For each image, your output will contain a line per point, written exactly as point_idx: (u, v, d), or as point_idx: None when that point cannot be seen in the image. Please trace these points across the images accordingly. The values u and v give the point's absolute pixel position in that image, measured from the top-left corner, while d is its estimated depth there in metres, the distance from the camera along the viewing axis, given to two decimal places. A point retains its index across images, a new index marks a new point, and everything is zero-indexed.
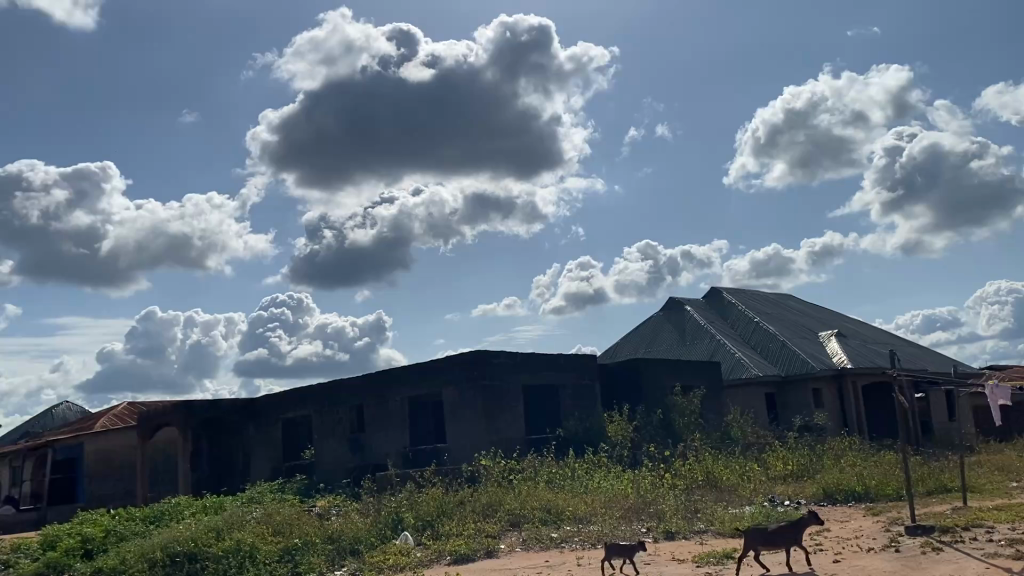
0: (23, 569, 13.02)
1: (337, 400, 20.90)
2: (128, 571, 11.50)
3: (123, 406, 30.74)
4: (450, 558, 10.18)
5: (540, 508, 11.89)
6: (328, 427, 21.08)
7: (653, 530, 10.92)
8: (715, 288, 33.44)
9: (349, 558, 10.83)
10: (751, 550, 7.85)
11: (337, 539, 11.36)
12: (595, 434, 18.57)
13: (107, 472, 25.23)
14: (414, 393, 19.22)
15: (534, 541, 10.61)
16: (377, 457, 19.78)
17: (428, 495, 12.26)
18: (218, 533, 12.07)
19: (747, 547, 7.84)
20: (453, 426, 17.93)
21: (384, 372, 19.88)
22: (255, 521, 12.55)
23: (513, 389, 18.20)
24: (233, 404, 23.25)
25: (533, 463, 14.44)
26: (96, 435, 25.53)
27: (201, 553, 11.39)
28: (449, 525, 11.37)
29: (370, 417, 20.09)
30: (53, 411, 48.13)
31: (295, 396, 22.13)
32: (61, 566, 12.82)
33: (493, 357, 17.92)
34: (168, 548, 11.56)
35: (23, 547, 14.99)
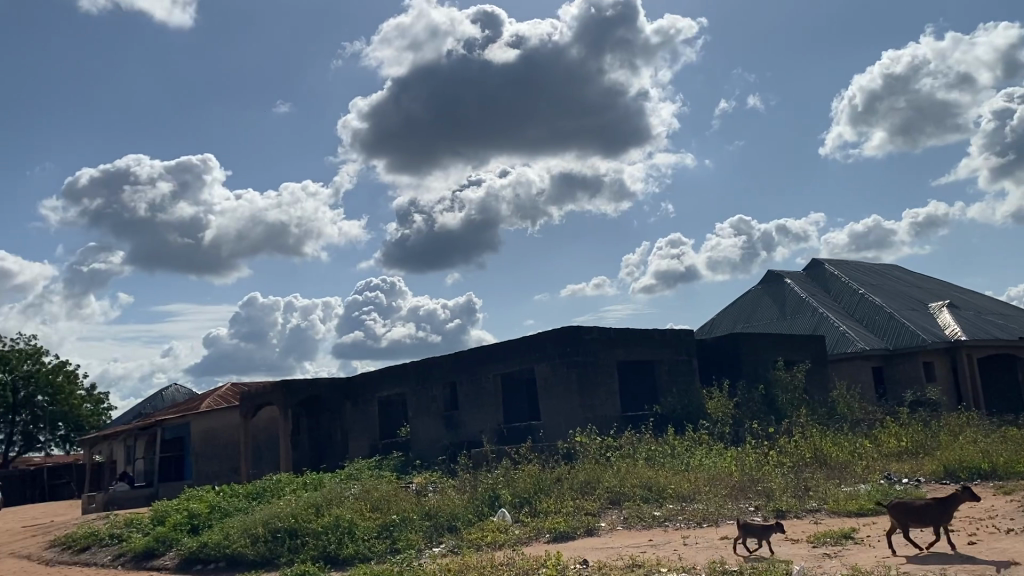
0: (135, 544, 13.44)
1: (431, 378, 20.90)
2: (231, 545, 11.69)
3: (227, 386, 31.68)
4: (550, 535, 9.90)
5: (641, 486, 11.49)
6: (422, 405, 21.11)
7: (761, 509, 10.37)
8: (815, 260, 32.08)
9: (446, 534, 10.68)
10: (897, 525, 7.34)
11: (434, 516, 11.23)
12: (694, 410, 17.97)
13: (213, 450, 26.02)
14: (507, 370, 19.00)
15: (636, 519, 10.22)
16: (472, 435, 19.69)
17: (525, 472, 12.02)
18: (318, 509, 12.13)
19: (893, 521, 7.33)
20: (547, 403, 17.63)
21: (477, 350, 19.74)
22: (353, 497, 12.58)
23: (608, 365, 17.76)
24: (330, 383, 23.56)
25: (631, 439, 14.02)
26: (202, 415, 26.34)
27: (301, 529, 11.46)
28: (547, 502, 11.09)
29: (463, 395, 20.00)
30: (163, 393, 50.39)
31: (389, 374, 22.24)
32: (169, 540, 13.14)
33: (586, 333, 17.52)
34: (270, 525, 11.71)
35: (135, 521, 15.52)
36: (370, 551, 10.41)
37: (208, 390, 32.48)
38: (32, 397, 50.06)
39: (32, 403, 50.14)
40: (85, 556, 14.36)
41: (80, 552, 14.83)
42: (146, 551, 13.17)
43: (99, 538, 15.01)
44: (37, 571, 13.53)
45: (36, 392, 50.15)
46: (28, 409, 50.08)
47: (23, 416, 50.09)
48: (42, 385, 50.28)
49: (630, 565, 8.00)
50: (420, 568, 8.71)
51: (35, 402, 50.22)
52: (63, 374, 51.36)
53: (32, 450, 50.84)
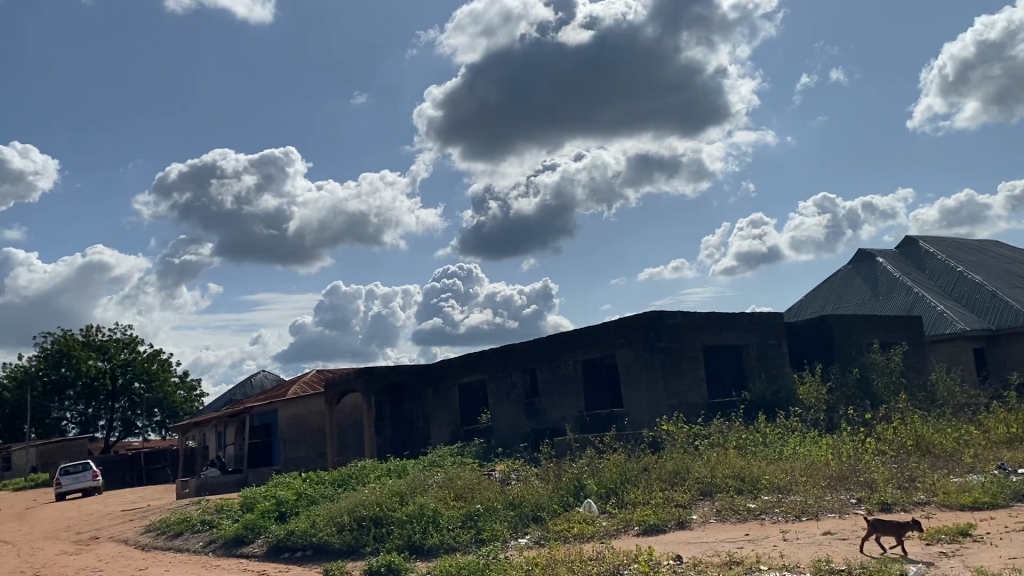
0: (226, 531, 13.66)
1: (510, 365, 20.72)
2: (317, 534, 11.72)
3: (312, 374, 32.22)
4: (639, 528, 9.55)
5: (733, 476, 11.03)
6: (502, 392, 20.95)
7: (864, 502, 9.79)
8: (908, 237, 30.65)
9: (531, 525, 10.43)
10: None
11: (519, 506, 11.00)
12: (784, 396, 17.30)
13: (298, 437, 26.46)
14: (588, 357, 18.65)
15: (730, 512, 9.78)
16: (553, 422, 19.44)
17: (611, 461, 11.69)
18: (402, 497, 12.05)
19: None
20: (631, 389, 17.20)
21: (556, 336, 19.46)
22: (437, 485, 12.47)
23: (692, 350, 17.24)
24: (411, 371, 23.61)
25: (720, 427, 13.52)
26: (288, 402, 26.83)
27: (385, 517, 11.39)
28: (635, 493, 10.74)
29: (544, 381, 19.74)
30: (252, 380, 51.84)
31: (469, 360, 22.13)
32: (257, 527, 13.29)
33: (670, 318, 17.03)
34: (356, 513, 11.70)
35: (226, 508, 15.80)
36: (455, 541, 10.26)
37: (294, 377, 33.12)
38: (129, 385, 52.03)
39: (130, 390, 52.12)
40: (179, 542, 14.67)
41: (175, 537, 15.18)
42: (236, 537, 13.35)
43: (192, 524, 15.34)
44: (133, 556, 13.86)
45: (133, 379, 52.08)
46: (126, 396, 52.08)
47: (121, 403, 52.11)
48: (139, 373, 52.31)
49: (727, 561, 7.58)
50: (507, 561, 8.47)
51: (133, 389, 52.19)
52: (157, 362, 53.25)
53: (131, 435, 52.89)
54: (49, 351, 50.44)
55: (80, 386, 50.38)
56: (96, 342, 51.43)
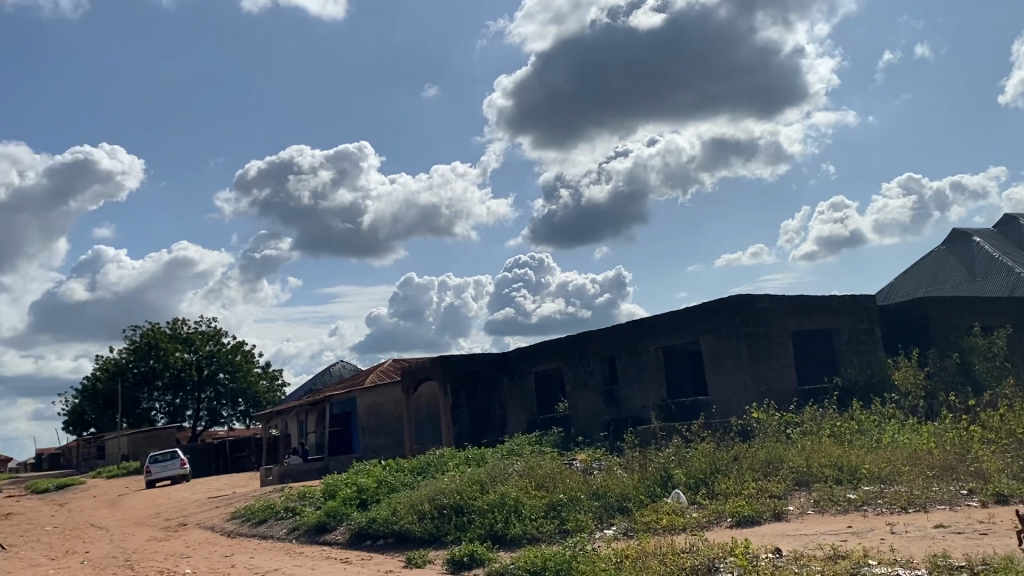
0: (308, 518, 13.71)
1: (588, 352, 20.35)
2: (398, 522, 11.61)
3: (389, 363, 32.45)
4: (732, 520, 9.11)
5: (831, 466, 10.47)
6: (580, 379, 20.60)
7: (977, 493, 9.13)
8: (1007, 214, 29.02)
9: (617, 516, 10.09)
10: None
11: (604, 495, 10.67)
12: (879, 382, 16.51)
13: (377, 425, 26.63)
14: (670, 343, 18.16)
15: (829, 502, 9.24)
16: (634, 410, 19.01)
17: (698, 450, 11.25)
18: (483, 486, 11.84)
19: None
20: (715, 376, 16.66)
21: (636, 322, 19.01)
22: (518, 473, 12.23)
23: (780, 335, 16.58)
24: (487, 359, 23.46)
25: (813, 415, 12.91)
26: (366, 391, 27.03)
27: (466, 506, 11.20)
28: (726, 483, 10.29)
29: (624, 368, 19.32)
30: (331, 370, 52.69)
31: (546, 348, 21.82)
32: (339, 515, 13.28)
33: (755, 302, 16.43)
34: (436, 502, 11.55)
35: (308, 496, 15.91)
36: (539, 532, 9.99)
37: (372, 366, 33.42)
38: (214, 375, 53.55)
39: (215, 380, 53.60)
40: (263, 529, 14.80)
41: (259, 524, 15.33)
42: (318, 525, 13.37)
43: (275, 511, 15.47)
44: (219, 542, 14.04)
45: (218, 370, 53.61)
46: (211, 386, 53.56)
47: (207, 393, 53.61)
48: (223, 364, 53.75)
49: (831, 555, 7.10)
50: (594, 552, 8.13)
51: (217, 379, 53.67)
52: (240, 353, 54.62)
53: (217, 424, 54.37)
54: (139, 343, 52.20)
55: (168, 377, 51.99)
56: (182, 334, 53.05)
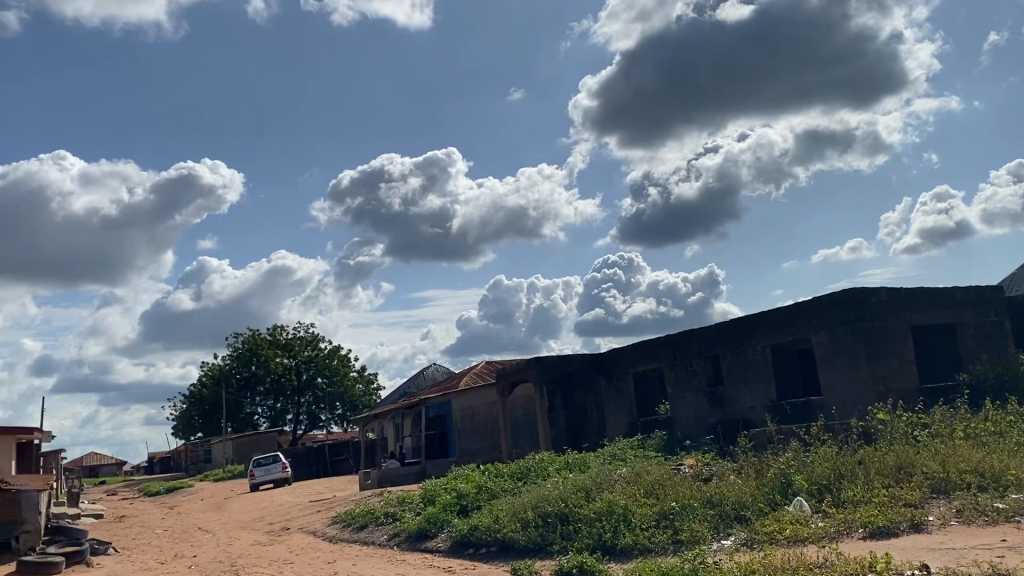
0: (408, 525, 13.49)
1: (690, 352, 19.61)
2: (501, 530, 11.23)
3: (482, 365, 32.31)
4: (865, 531, 8.35)
5: (972, 471, 9.55)
6: (682, 380, 19.87)
7: None
8: None
9: (735, 526, 9.44)
10: None
11: (718, 504, 10.03)
12: (1012, 379, 15.28)
13: (473, 428, 26.42)
14: (777, 340, 17.30)
15: (975, 513, 8.38)
16: (741, 411, 18.17)
17: (820, 454, 10.49)
18: (588, 493, 11.35)
19: None
20: (828, 376, 15.74)
21: (741, 320, 18.20)
22: (625, 479, 11.70)
23: (899, 331, 15.54)
24: (584, 360, 22.96)
25: (944, 415, 11.93)
26: (461, 393, 26.87)
27: (572, 514, 10.73)
28: (853, 490, 9.51)
29: (728, 368, 18.52)
30: (424, 373, 53.08)
31: (645, 348, 21.13)
32: (440, 521, 12.99)
33: (871, 295, 15.44)
34: (540, 510, 11.12)
35: (407, 501, 15.73)
36: (651, 542, 9.44)
37: (465, 369, 33.34)
38: (313, 380, 54.73)
39: (313, 384, 54.76)
40: (364, 535, 14.66)
41: (360, 529, 15.22)
42: (419, 532, 13.11)
43: (375, 516, 15.34)
44: (322, 547, 13.95)
45: (316, 375, 54.79)
46: (310, 390, 54.71)
47: (306, 397, 54.77)
48: (321, 369, 54.86)
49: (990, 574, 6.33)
50: (716, 566, 7.53)
51: (316, 384, 54.83)
52: (336, 358, 55.69)
53: (316, 427, 55.55)
54: (240, 350, 53.87)
55: (269, 382, 53.32)
56: (281, 341, 54.48)
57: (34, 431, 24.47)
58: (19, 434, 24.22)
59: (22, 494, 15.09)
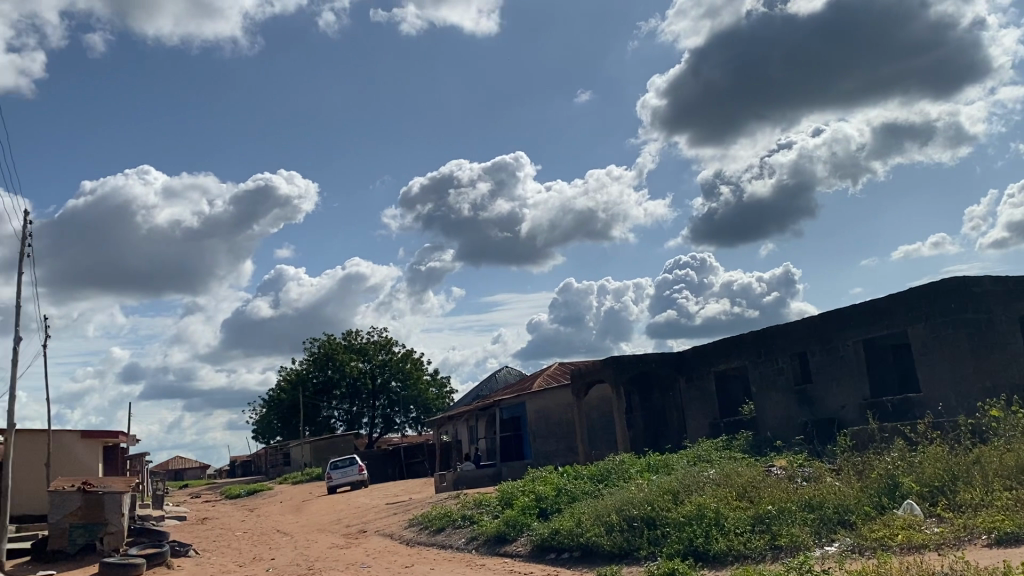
0: (487, 528, 13.11)
1: (776, 349, 18.76)
2: (583, 534, 10.72)
3: (555, 366, 31.86)
4: (989, 538, 7.59)
5: None
6: (767, 379, 19.02)
7: None
8: None
9: (840, 532, 8.75)
10: None
11: (820, 507, 9.34)
12: None
13: (548, 430, 25.94)
14: (869, 335, 16.39)
15: None
16: (831, 411, 17.27)
17: (928, 454, 9.69)
18: (675, 495, 10.76)
19: None
20: (927, 371, 14.79)
21: (830, 314, 17.35)
22: (715, 482, 11.06)
23: (1006, 322, 14.51)
24: (662, 359, 22.30)
25: None
26: (535, 395, 26.43)
27: (659, 518, 10.16)
28: (971, 493, 8.71)
29: (817, 366, 17.65)
30: (496, 376, 52.79)
31: (727, 345, 20.32)
32: (519, 525, 12.55)
33: (975, 285, 14.41)
34: (624, 513, 10.58)
35: (485, 503, 15.35)
36: (747, 548, 8.81)
37: (539, 371, 32.93)
38: (387, 383, 55.00)
39: (388, 388, 55.01)
40: (441, 538, 14.32)
41: (437, 532, 14.89)
42: (497, 535, 12.69)
43: (453, 519, 14.99)
44: (399, 551, 13.67)
45: (390, 378, 55.06)
46: (385, 394, 54.95)
47: (381, 401, 55.08)
48: (394, 372, 55.15)
49: None
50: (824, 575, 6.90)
51: (390, 387, 55.06)
52: (410, 361, 55.87)
53: (391, 431, 55.77)
54: (317, 353, 54.72)
55: (345, 386, 53.93)
56: (356, 345, 55.07)
57: (118, 435, 24.92)
58: (104, 437, 24.76)
59: (105, 496, 15.22)
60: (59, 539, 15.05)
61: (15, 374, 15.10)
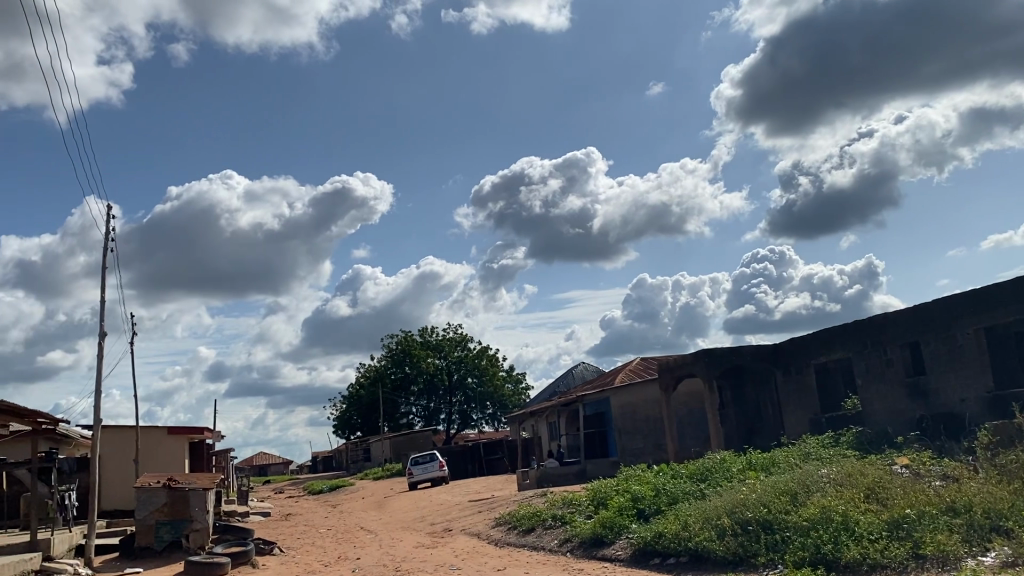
0: (582, 529, 12.34)
1: (885, 338, 17.47)
2: (691, 537, 9.86)
3: (637, 361, 30.95)
4: None
5: None
6: (875, 370, 17.72)
7: None
8: None
9: (996, 540, 7.70)
10: None
11: (967, 512, 8.27)
12: None
13: (634, 427, 24.95)
14: (994, 322, 15.06)
15: None
16: (949, 404, 15.92)
17: None
18: (794, 497, 9.78)
19: None
20: None
21: (946, 299, 16.02)
22: (835, 481, 10.07)
23: None
24: (756, 352, 21.21)
25: None
26: (620, 389, 25.54)
27: (777, 522, 9.24)
28: None
29: (932, 356, 16.33)
30: (573, 371, 52.02)
31: (828, 336, 19.12)
32: (617, 527, 11.75)
33: None
34: (736, 516, 9.68)
35: (576, 503, 14.59)
36: (885, 557, 7.82)
37: (621, 365, 32.04)
38: (464, 379, 54.84)
39: (464, 384, 54.81)
40: (532, 539, 13.60)
41: (527, 533, 14.18)
42: (593, 537, 11.89)
43: (543, 519, 14.26)
44: (489, 553, 13.00)
45: (467, 374, 54.84)
46: (462, 390, 54.78)
47: (458, 397, 54.90)
48: (471, 369, 54.90)
49: None
50: None
51: (467, 384, 54.87)
52: (486, 358, 55.54)
53: (468, 427, 55.37)
54: (394, 350, 55.03)
55: (422, 382, 53.96)
56: (432, 342, 55.24)
57: (203, 431, 25.02)
58: (190, 434, 24.91)
59: (190, 493, 14.98)
60: (147, 536, 14.90)
61: (101, 369, 15.05)
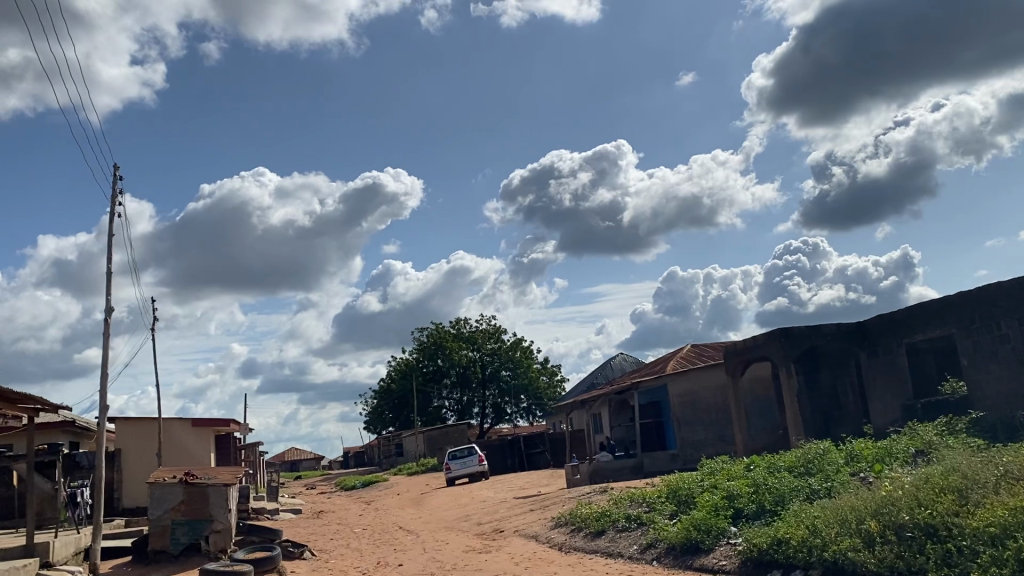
0: (668, 532, 10.28)
1: (998, 312, 15.19)
2: (827, 545, 7.80)
3: (691, 348, 28.78)
4: None
5: None
6: (985, 349, 15.42)
7: None
8: None
9: None
10: None
11: None
12: None
13: (695, 416, 22.80)
14: None
15: None
16: None
17: None
18: (961, 495, 7.66)
19: None
20: None
21: None
22: (1007, 473, 7.93)
23: None
24: (835, 331, 19.01)
25: None
26: (679, 376, 23.39)
27: (949, 528, 7.13)
28: None
29: None
30: (612, 362, 50.01)
31: (923, 311, 16.85)
32: (715, 530, 9.68)
33: None
34: (889, 520, 7.63)
35: (653, 500, 12.51)
36: None
37: (674, 353, 29.83)
38: (498, 372, 52.89)
39: (499, 377, 52.88)
40: (605, 544, 11.55)
41: (596, 535, 12.15)
42: (686, 543, 9.84)
43: (614, 520, 12.23)
44: (557, 561, 10.97)
45: (502, 367, 52.95)
46: (496, 383, 52.86)
47: (492, 390, 53.00)
48: (505, 361, 52.97)
49: None
50: None
51: (502, 376, 52.93)
52: (521, 349, 53.58)
53: (503, 421, 53.22)
54: (426, 343, 53.34)
55: (455, 374, 52.31)
56: (465, 334, 53.37)
57: (230, 423, 23.27)
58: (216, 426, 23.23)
59: (210, 490, 13.12)
60: (162, 537, 13.10)
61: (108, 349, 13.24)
